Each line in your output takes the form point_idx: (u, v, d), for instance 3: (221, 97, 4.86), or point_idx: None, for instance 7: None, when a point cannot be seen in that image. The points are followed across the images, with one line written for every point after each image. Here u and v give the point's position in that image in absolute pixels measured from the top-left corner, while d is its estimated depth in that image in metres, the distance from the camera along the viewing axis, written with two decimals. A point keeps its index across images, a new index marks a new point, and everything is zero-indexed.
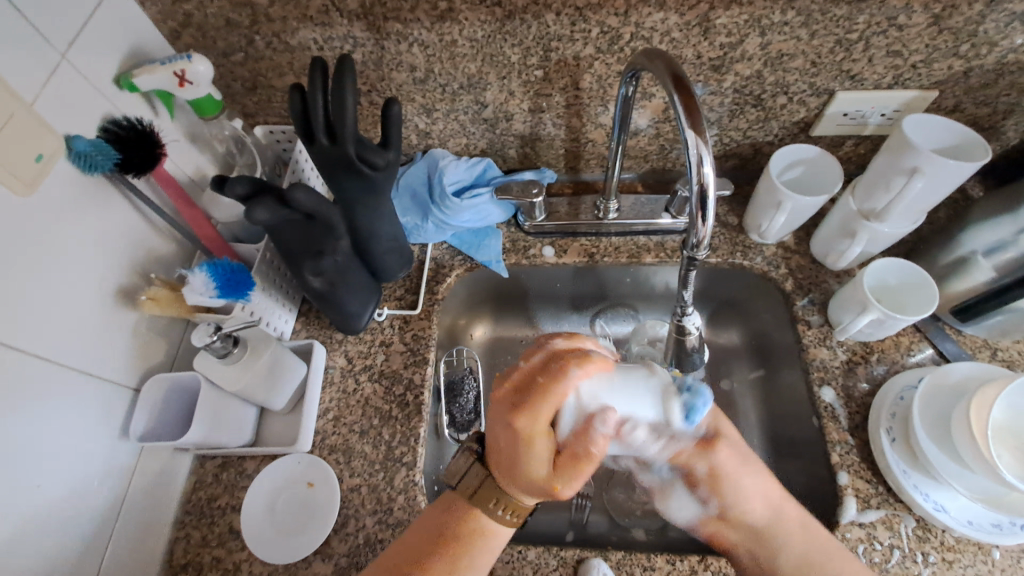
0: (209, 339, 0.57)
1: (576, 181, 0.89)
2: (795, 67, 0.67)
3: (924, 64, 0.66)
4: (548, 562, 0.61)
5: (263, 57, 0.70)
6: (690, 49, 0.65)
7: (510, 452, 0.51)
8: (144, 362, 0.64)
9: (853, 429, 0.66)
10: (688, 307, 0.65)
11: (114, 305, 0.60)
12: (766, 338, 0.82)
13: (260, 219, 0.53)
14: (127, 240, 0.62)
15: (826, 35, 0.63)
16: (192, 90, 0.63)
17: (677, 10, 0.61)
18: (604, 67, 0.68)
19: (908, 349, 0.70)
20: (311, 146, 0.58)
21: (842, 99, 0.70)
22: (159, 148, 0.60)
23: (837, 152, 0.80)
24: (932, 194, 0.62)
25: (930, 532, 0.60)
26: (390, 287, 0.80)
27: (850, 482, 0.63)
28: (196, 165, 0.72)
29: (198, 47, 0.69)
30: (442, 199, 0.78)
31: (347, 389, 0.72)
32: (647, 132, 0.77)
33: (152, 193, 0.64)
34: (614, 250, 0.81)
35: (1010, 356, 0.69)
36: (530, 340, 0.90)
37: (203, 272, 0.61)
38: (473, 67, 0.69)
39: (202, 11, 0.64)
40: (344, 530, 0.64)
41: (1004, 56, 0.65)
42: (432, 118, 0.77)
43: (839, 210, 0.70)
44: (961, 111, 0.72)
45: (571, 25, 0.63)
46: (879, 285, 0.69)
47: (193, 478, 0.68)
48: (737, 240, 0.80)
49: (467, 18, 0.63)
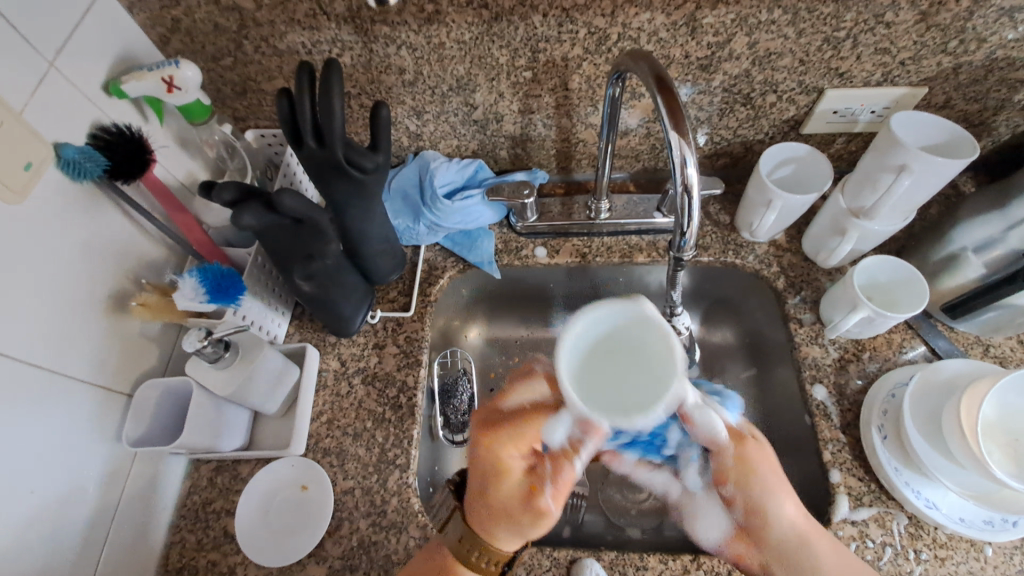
0: (201, 344, 0.58)
1: (568, 181, 0.88)
2: (783, 65, 0.67)
3: (913, 61, 0.66)
4: (541, 563, 0.61)
5: (251, 61, 0.70)
6: (678, 49, 0.65)
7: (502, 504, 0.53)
8: (137, 368, 0.64)
9: (845, 426, 0.66)
10: (677, 306, 0.65)
11: (105, 311, 0.60)
12: (758, 335, 0.82)
13: (248, 224, 0.54)
14: (116, 245, 0.62)
15: (814, 33, 0.63)
16: (180, 96, 0.63)
17: (664, 10, 0.61)
18: (592, 67, 0.68)
19: (900, 346, 0.70)
20: (300, 150, 0.57)
21: (832, 97, 0.70)
22: (146, 153, 0.60)
23: (828, 150, 0.80)
24: (921, 191, 0.62)
25: (923, 529, 0.60)
26: (382, 290, 0.80)
27: (843, 480, 0.63)
28: (187, 171, 0.72)
29: (187, 52, 0.69)
30: (433, 200, 0.79)
31: (340, 392, 0.73)
32: (638, 132, 0.77)
33: (142, 198, 0.65)
34: (606, 250, 0.82)
35: (1003, 352, 0.69)
36: (525, 341, 0.90)
37: (194, 278, 0.61)
38: (461, 69, 0.69)
39: (190, 16, 0.64)
40: (338, 533, 0.64)
41: (993, 52, 0.64)
42: (422, 120, 0.77)
43: (829, 208, 0.70)
44: (951, 107, 0.72)
45: (558, 26, 0.63)
46: (869, 283, 0.69)
47: (187, 483, 0.68)
48: (729, 239, 0.80)
49: (454, 20, 0.63)
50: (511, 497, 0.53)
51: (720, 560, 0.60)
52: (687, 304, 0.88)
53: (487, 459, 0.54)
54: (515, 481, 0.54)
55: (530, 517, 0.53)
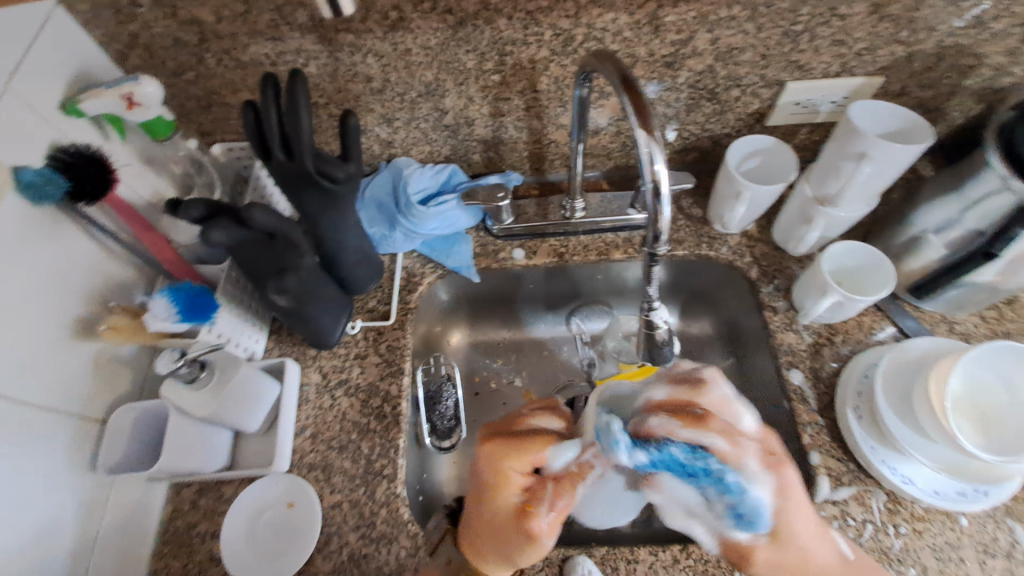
0: (174, 365, 0.57)
1: (542, 181, 0.89)
2: (745, 60, 0.68)
3: (868, 52, 0.68)
4: (533, 564, 0.61)
5: (214, 74, 0.69)
6: (643, 47, 0.66)
7: (492, 526, 0.54)
8: (110, 394, 0.63)
9: (822, 409, 0.68)
10: (654, 301, 0.65)
11: (73, 336, 0.59)
12: (736, 325, 0.83)
13: (217, 241, 0.53)
14: (81, 269, 0.60)
15: (772, 28, 0.64)
16: (141, 112, 0.62)
17: (627, 10, 0.62)
18: (560, 68, 0.69)
19: (871, 328, 0.72)
20: (269, 163, 0.57)
21: (793, 89, 0.72)
22: (109, 173, 0.58)
23: (792, 141, 0.82)
24: (882, 177, 0.64)
25: (900, 504, 0.62)
26: (361, 300, 0.79)
27: (823, 461, 0.65)
28: (153, 189, 0.71)
29: (147, 68, 0.67)
30: (408, 207, 0.78)
31: (322, 405, 0.72)
32: (608, 130, 0.78)
33: (106, 219, 0.63)
34: (583, 249, 0.82)
35: (966, 329, 0.72)
36: (508, 343, 0.90)
37: (165, 298, 0.61)
38: (429, 74, 0.69)
39: (149, 30, 0.63)
40: (327, 548, 0.63)
41: (943, 40, 0.67)
42: (393, 127, 0.77)
43: (796, 197, 0.72)
44: (907, 95, 0.74)
45: (523, 28, 0.63)
46: (838, 268, 0.71)
47: (169, 509, 0.66)
48: (702, 232, 0.81)
49: (419, 26, 0.63)
50: (505, 514, 0.53)
51: (709, 548, 0.61)
52: (665, 297, 0.90)
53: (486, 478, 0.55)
54: (513, 498, 0.53)
55: (520, 538, 0.52)
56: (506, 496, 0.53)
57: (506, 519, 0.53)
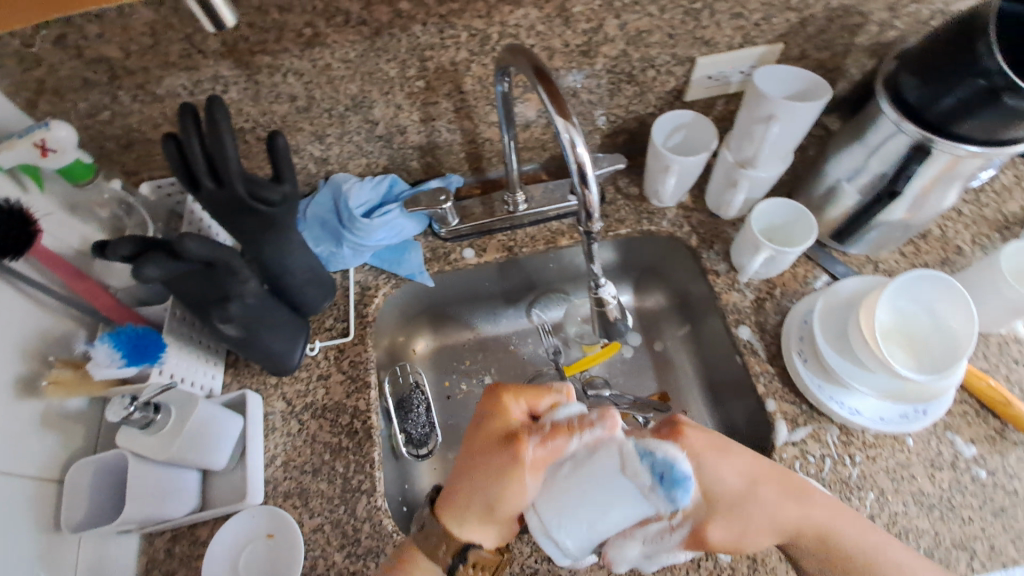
0: (127, 412, 0.55)
1: (483, 180, 0.90)
2: (655, 41, 0.72)
3: (765, 21, 0.73)
4: (520, 550, 0.62)
5: (131, 111, 0.67)
6: (557, 38, 0.69)
7: (480, 462, 0.53)
8: (62, 452, 0.60)
9: (772, 359, 0.72)
10: (600, 279, 0.68)
11: (13, 396, 0.56)
12: (685, 293, 0.87)
13: (153, 276, 0.52)
14: (14, 326, 0.58)
15: (674, 8, 0.68)
16: (57, 159, 0.60)
17: (536, 4, 0.64)
18: (481, 68, 0.70)
19: (805, 277, 0.77)
20: (198, 193, 0.56)
21: (703, 64, 0.76)
22: (33, 225, 0.56)
23: (712, 113, 0.86)
24: (792, 135, 0.69)
25: (853, 436, 0.66)
26: (317, 320, 0.78)
27: (778, 407, 0.69)
28: (82, 236, 0.68)
29: (57, 113, 0.65)
30: (351, 221, 0.78)
31: (290, 431, 0.71)
32: (538, 122, 0.81)
33: (35, 272, 0.61)
34: (531, 240, 0.84)
35: (890, 266, 0.77)
36: (472, 343, 0.91)
37: (106, 343, 0.59)
38: (353, 87, 0.69)
39: (54, 74, 0.61)
40: (314, 571, 0.63)
41: (830, 3, 0.72)
42: (326, 144, 0.77)
43: (720, 164, 0.76)
44: (807, 57, 0.80)
45: (439, 32, 0.65)
46: (767, 225, 0.76)
47: (143, 559, 0.64)
48: (641, 209, 0.84)
49: (336, 41, 0.63)
50: (494, 443, 0.53)
51: None
52: (616, 277, 0.92)
53: (483, 418, 0.56)
54: (506, 430, 0.53)
55: (505, 462, 0.50)
56: (500, 433, 0.53)
57: (495, 449, 0.52)
